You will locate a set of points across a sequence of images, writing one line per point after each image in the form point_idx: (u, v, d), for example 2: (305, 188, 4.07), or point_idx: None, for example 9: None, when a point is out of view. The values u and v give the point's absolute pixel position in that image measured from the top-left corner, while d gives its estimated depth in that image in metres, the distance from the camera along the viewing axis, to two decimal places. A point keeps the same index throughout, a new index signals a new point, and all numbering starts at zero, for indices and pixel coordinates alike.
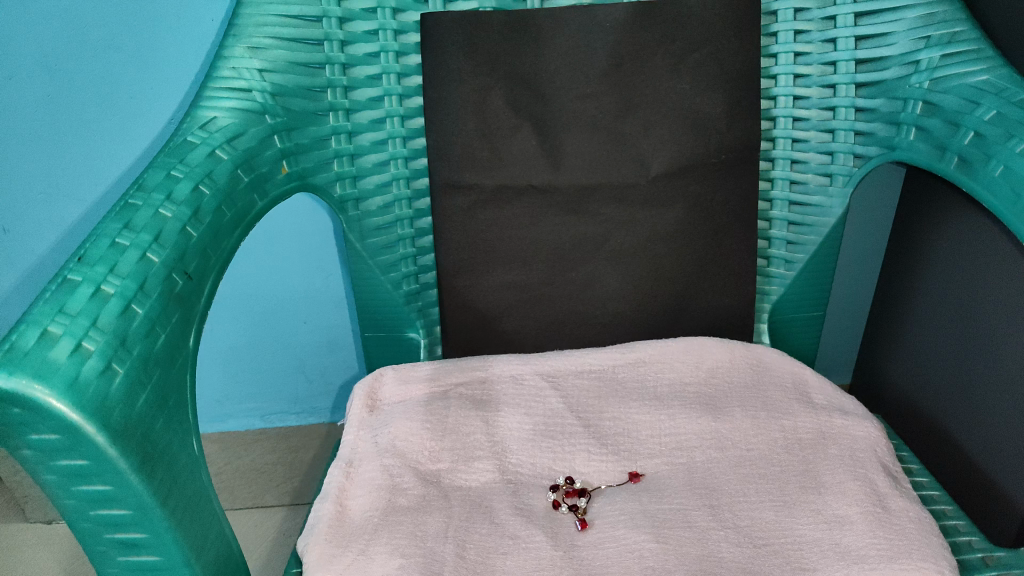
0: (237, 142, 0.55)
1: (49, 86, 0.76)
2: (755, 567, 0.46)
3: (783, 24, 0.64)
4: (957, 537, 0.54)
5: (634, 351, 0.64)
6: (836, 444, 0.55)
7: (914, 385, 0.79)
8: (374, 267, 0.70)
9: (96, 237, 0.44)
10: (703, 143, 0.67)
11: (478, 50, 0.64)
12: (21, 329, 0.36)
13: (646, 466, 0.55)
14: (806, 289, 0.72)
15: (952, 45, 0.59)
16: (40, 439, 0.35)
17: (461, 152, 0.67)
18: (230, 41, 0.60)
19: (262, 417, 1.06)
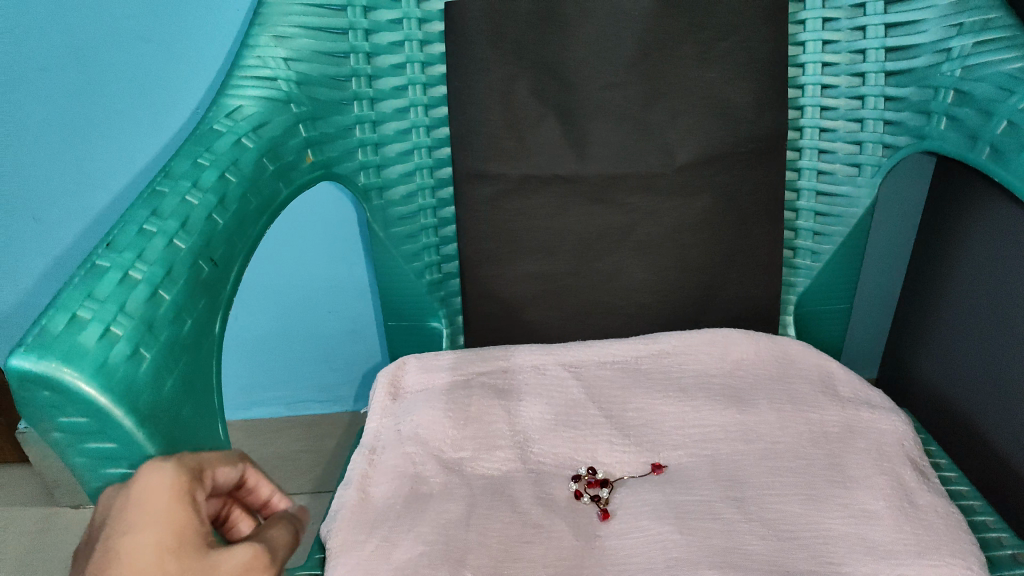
0: (263, 130, 0.55)
1: (78, 76, 0.77)
2: (780, 561, 0.46)
3: (811, 12, 0.63)
4: (986, 533, 0.53)
5: (658, 342, 0.63)
6: (863, 437, 0.54)
7: (945, 379, 0.78)
8: (398, 257, 0.71)
9: (124, 223, 0.44)
10: (732, 132, 0.66)
11: (504, 38, 0.64)
12: (52, 313, 0.37)
13: (670, 457, 0.55)
14: (833, 281, 0.72)
15: (986, 32, 0.58)
16: (70, 422, 0.36)
17: (486, 142, 0.67)
18: (256, 31, 0.60)
19: (287, 405, 1.08)
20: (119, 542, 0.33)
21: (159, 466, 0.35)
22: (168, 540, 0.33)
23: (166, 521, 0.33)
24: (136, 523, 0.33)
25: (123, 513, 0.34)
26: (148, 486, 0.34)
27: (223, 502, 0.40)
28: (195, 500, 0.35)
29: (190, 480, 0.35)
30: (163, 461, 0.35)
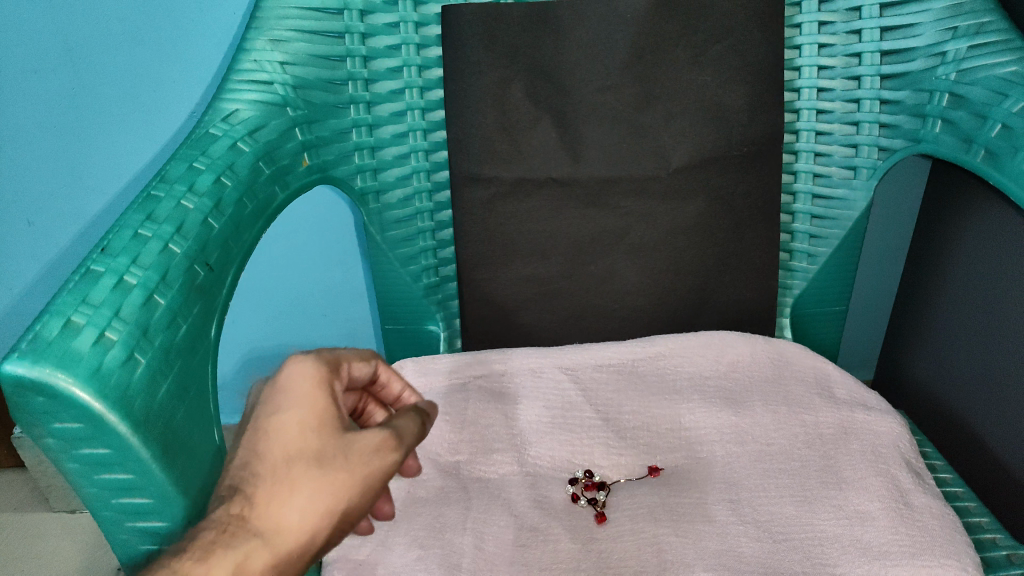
0: (258, 134, 0.55)
1: (72, 79, 0.77)
2: (775, 563, 0.46)
3: (806, 16, 0.64)
4: (980, 534, 0.53)
5: (655, 344, 0.63)
6: (858, 439, 0.54)
7: (940, 380, 0.78)
8: (394, 260, 0.70)
9: (119, 228, 0.44)
10: (726, 135, 0.66)
11: (499, 42, 0.64)
12: (45, 319, 0.37)
13: (666, 459, 0.55)
14: (829, 283, 0.72)
15: (980, 36, 0.58)
16: (63, 427, 0.36)
17: (481, 145, 0.67)
18: (252, 34, 0.59)
19: None
20: (270, 422, 0.40)
21: (301, 360, 0.43)
22: (309, 420, 0.40)
23: (313, 402, 0.41)
24: (284, 404, 0.41)
25: (271, 399, 0.41)
26: (292, 380, 0.42)
27: (359, 397, 0.52)
28: (334, 390, 0.42)
29: (330, 373, 0.43)
30: (304, 355, 0.43)
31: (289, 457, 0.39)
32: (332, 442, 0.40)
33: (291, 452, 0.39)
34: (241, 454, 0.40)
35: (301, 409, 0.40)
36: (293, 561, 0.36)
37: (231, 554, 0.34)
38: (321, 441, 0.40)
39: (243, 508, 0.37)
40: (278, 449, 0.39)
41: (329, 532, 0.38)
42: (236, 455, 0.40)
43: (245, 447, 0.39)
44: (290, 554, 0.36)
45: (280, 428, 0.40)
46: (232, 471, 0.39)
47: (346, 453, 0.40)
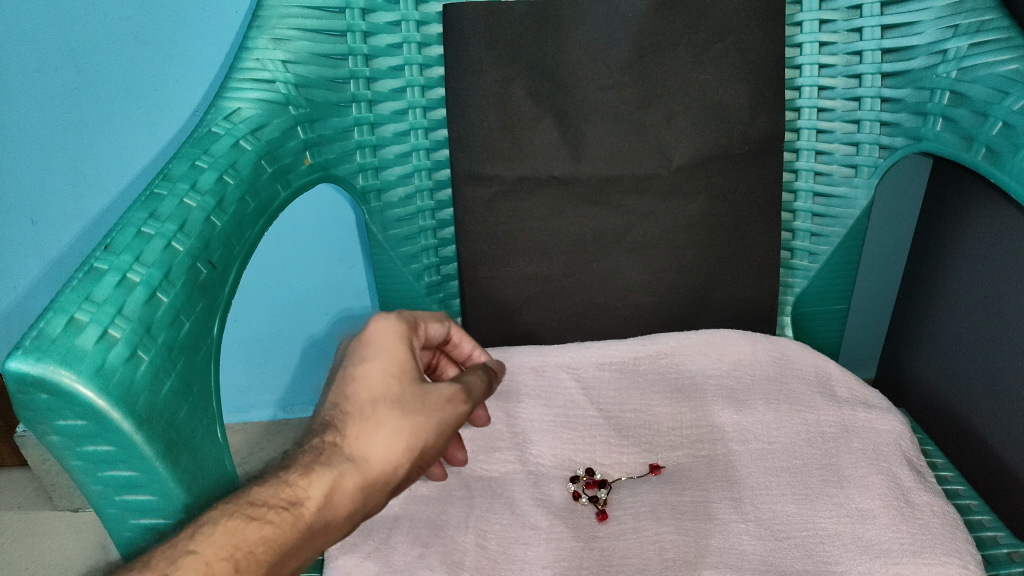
0: (260, 133, 0.55)
1: (75, 78, 0.78)
2: (776, 561, 0.46)
3: (807, 14, 0.63)
4: (982, 532, 0.53)
5: (657, 343, 0.63)
6: (859, 437, 0.54)
7: (942, 379, 0.78)
8: (395, 259, 0.70)
9: (122, 225, 0.44)
10: (727, 133, 0.66)
11: (500, 41, 0.64)
12: (49, 316, 0.37)
13: (668, 458, 0.55)
14: (829, 281, 0.71)
15: (981, 34, 0.58)
16: (67, 424, 0.36)
17: (483, 143, 0.67)
18: (254, 33, 0.59)
19: (284, 408, 1.09)
20: (357, 368, 0.44)
21: (384, 321, 0.47)
22: (391, 369, 0.45)
23: (393, 353, 0.46)
24: (369, 353, 0.45)
25: (358, 352, 0.46)
26: (376, 333, 0.46)
27: (433, 355, 0.59)
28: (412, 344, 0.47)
29: (409, 330, 0.48)
30: (388, 317, 0.48)
31: (374, 398, 0.43)
32: (411, 389, 0.44)
33: (375, 393, 0.43)
34: (331, 394, 0.44)
35: (383, 358, 0.45)
36: (378, 487, 0.41)
37: (325, 475, 0.39)
38: (402, 386, 0.44)
39: (336, 438, 0.41)
40: (366, 391, 0.43)
41: (409, 465, 0.42)
42: (327, 395, 0.44)
43: (336, 388, 0.44)
44: (376, 481, 0.41)
45: (365, 372, 0.44)
46: (322, 407, 0.44)
47: (425, 399, 0.44)
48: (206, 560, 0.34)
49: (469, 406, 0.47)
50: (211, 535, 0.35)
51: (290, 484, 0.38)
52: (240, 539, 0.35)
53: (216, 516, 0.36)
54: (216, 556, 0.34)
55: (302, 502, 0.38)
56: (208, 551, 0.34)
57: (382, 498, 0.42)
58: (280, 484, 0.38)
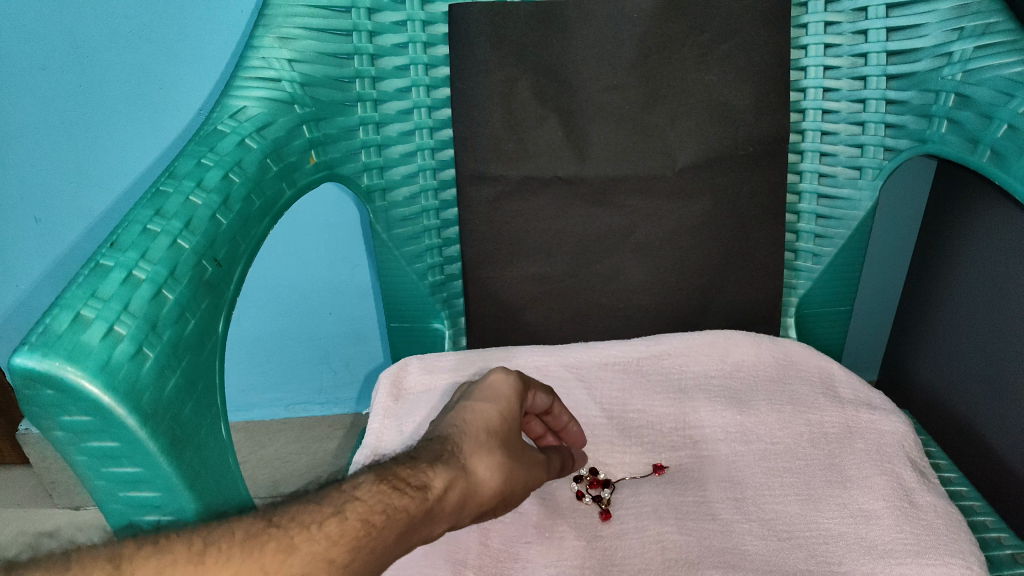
0: (266, 131, 0.55)
1: (80, 76, 0.78)
2: (779, 561, 0.46)
3: (813, 16, 0.63)
4: (985, 533, 0.53)
5: (660, 343, 0.63)
6: (862, 438, 0.54)
7: (945, 382, 0.78)
8: (400, 258, 0.70)
9: (128, 223, 0.44)
10: (731, 135, 0.66)
11: (506, 41, 0.64)
12: (55, 312, 0.37)
13: (670, 458, 0.55)
14: (833, 283, 0.71)
15: (987, 37, 0.58)
16: (72, 420, 0.36)
17: (487, 144, 0.67)
18: (260, 32, 0.60)
19: (286, 406, 1.09)
20: (474, 400, 0.46)
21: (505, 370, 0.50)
22: (506, 411, 0.46)
23: (509, 397, 0.47)
24: (489, 395, 0.47)
25: (480, 388, 0.47)
26: (498, 379, 0.48)
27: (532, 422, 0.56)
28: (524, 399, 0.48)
29: (524, 385, 0.49)
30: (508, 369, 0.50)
31: (489, 429, 0.44)
32: (516, 440, 0.45)
33: (490, 426, 0.44)
34: (445, 418, 0.45)
35: (500, 400, 0.46)
36: (474, 505, 0.41)
37: (448, 471, 0.40)
38: (512, 428, 0.45)
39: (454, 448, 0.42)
40: (483, 420, 0.44)
41: (500, 497, 0.42)
42: (445, 418, 0.45)
43: (455, 414, 0.45)
44: (475, 499, 0.40)
45: (483, 407, 0.45)
46: (438, 424, 0.45)
47: (523, 452, 0.45)
48: (359, 511, 0.36)
49: (547, 475, 0.48)
50: (369, 488, 0.37)
51: (421, 470, 0.39)
52: (383, 503, 0.36)
53: (365, 480, 0.38)
54: (366, 511, 0.36)
55: (430, 488, 0.38)
56: (361, 503, 0.36)
57: (470, 517, 0.41)
58: (412, 467, 0.39)
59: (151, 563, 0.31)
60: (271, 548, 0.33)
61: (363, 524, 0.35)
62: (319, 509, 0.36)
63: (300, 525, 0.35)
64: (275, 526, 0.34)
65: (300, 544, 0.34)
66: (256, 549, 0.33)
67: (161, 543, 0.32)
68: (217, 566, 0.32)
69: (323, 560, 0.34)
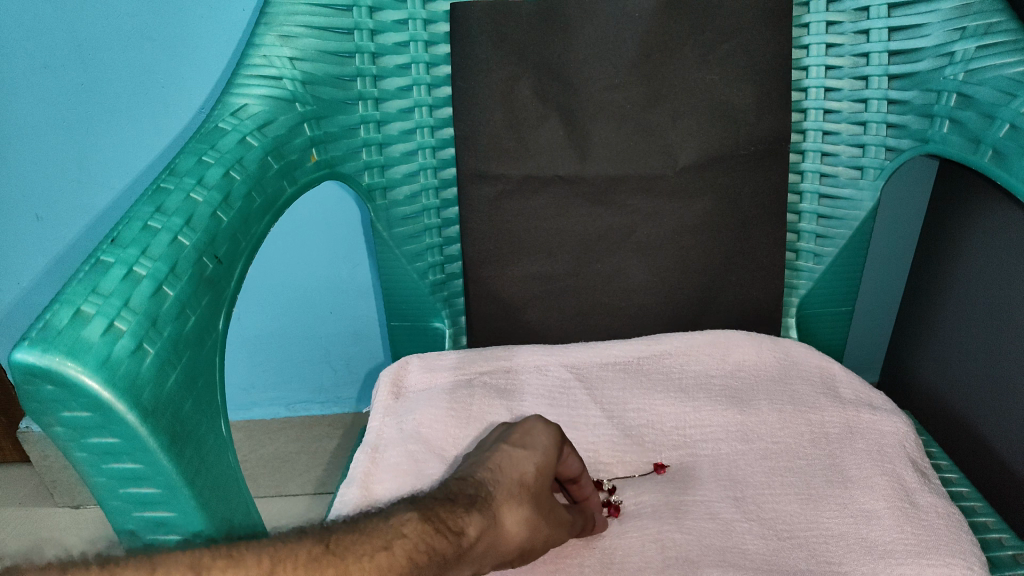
0: (268, 129, 0.55)
1: (82, 75, 0.78)
2: (778, 560, 0.46)
3: (815, 16, 0.63)
4: (986, 534, 0.53)
5: (660, 343, 0.63)
6: (863, 438, 0.54)
7: (947, 384, 0.78)
8: (400, 257, 0.70)
9: (129, 220, 0.44)
10: (732, 135, 0.66)
11: (507, 40, 0.64)
12: (55, 308, 0.37)
13: (670, 457, 0.54)
14: (834, 283, 0.71)
15: (988, 37, 0.57)
16: (72, 416, 0.36)
17: (489, 143, 0.67)
18: (262, 30, 0.60)
19: (287, 406, 1.09)
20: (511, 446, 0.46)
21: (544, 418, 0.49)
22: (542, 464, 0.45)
23: (547, 449, 0.46)
24: (528, 442, 0.46)
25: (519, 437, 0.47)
26: (538, 429, 0.47)
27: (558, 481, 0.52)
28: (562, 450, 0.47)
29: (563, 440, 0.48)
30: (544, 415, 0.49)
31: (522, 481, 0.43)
32: (546, 493, 0.45)
33: (524, 480, 0.44)
34: (480, 460, 0.45)
35: (539, 450, 0.46)
36: (495, 557, 0.41)
37: (482, 519, 0.40)
38: (545, 483, 0.45)
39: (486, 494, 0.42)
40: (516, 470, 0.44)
41: (519, 551, 0.42)
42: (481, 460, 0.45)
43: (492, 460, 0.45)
44: (496, 552, 0.41)
45: (521, 456, 0.45)
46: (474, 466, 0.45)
47: (550, 509, 0.44)
48: (406, 547, 0.36)
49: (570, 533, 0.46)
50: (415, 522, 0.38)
51: (459, 513, 0.40)
52: (425, 543, 0.37)
53: (412, 517, 0.38)
54: (411, 548, 0.36)
55: (464, 534, 0.39)
56: (408, 541, 0.37)
57: (490, 567, 0.41)
58: (451, 509, 0.40)
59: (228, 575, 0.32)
60: (329, 574, 0.33)
61: (408, 562, 0.36)
62: (370, 540, 0.36)
63: (354, 555, 0.35)
64: (334, 553, 0.35)
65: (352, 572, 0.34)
66: (317, 573, 0.33)
67: (235, 556, 0.33)
68: None
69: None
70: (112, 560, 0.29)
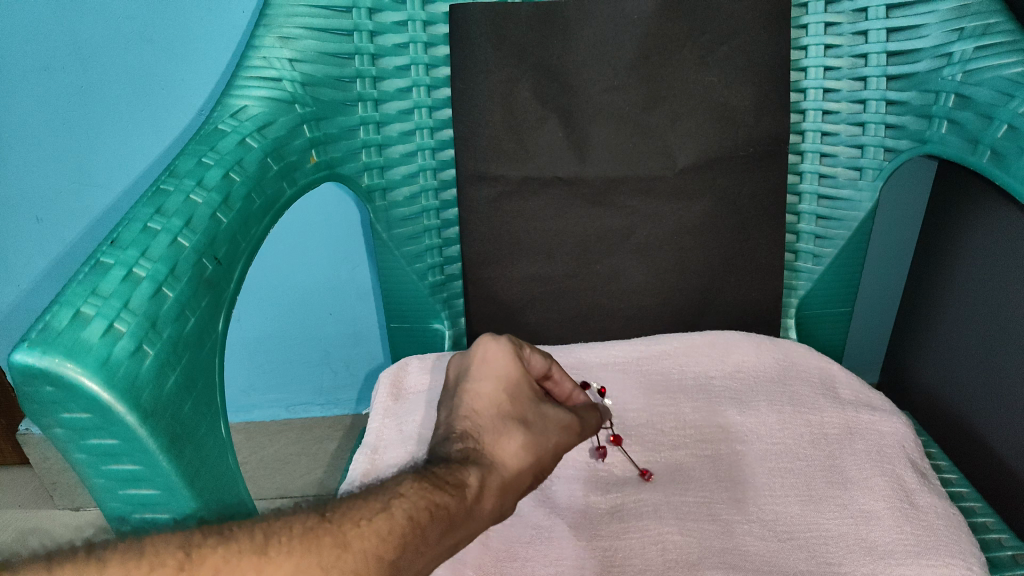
0: (268, 130, 0.56)
1: (82, 77, 0.78)
2: (778, 561, 0.46)
3: (813, 17, 0.64)
4: (986, 535, 0.53)
5: (661, 343, 0.63)
6: (863, 439, 0.54)
7: (946, 384, 0.78)
8: (400, 258, 0.71)
9: (128, 221, 0.44)
10: (731, 136, 0.66)
11: (506, 41, 0.64)
12: (55, 309, 0.37)
13: (670, 458, 0.54)
14: (834, 284, 0.72)
15: (987, 37, 0.58)
16: (72, 417, 0.36)
17: (488, 144, 0.67)
18: (262, 31, 0.60)
19: (287, 408, 1.10)
20: (472, 385, 0.46)
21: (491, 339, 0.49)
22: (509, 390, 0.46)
23: (507, 370, 0.47)
24: (486, 370, 0.47)
25: (477, 371, 0.47)
26: (492, 353, 0.48)
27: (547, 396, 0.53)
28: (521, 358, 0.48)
29: (518, 348, 0.49)
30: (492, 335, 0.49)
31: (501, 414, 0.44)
32: (530, 407, 0.46)
33: (500, 408, 0.45)
34: (453, 411, 0.46)
35: (500, 376, 0.47)
36: (511, 490, 0.41)
37: (479, 468, 0.40)
38: (524, 403, 0.46)
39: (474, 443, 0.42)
40: (489, 407, 0.45)
41: (531, 471, 0.43)
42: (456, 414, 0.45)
43: (465, 406, 0.45)
44: (511, 486, 0.41)
45: (487, 390, 0.46)
46: (448, 418, 0.45)
47: (541, 420, 0.45)
48: (405, 508, 0.36)
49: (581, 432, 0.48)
50: (410, 484, 0.37)
51: (455, 469, 0.40)
52: (425, 501, 0.36)
53: (405, 478, 0.38)
54: (411, 509, 0.36)
55: (466, 485, 0.39)
56: (405, 500, 0.36)
57: (513, 501, 0.42)
58: (447, 468, 0.39)
59: (219, 553, 0.31)
60: (327, 543, 0.33)
61: (409, 520, 0.35)
62: (367, 506, 0.36)
63: (350, 522, 0.34)
64: (329, 521, 0.34)
65: (352, 540, 0.33)
66: (313, 543, 0.33)
67: (225, 534, 0.32)
68: (279, 557, 0.32)
69: (374, 558, 0.33)
70: (109, 561, 0.29)
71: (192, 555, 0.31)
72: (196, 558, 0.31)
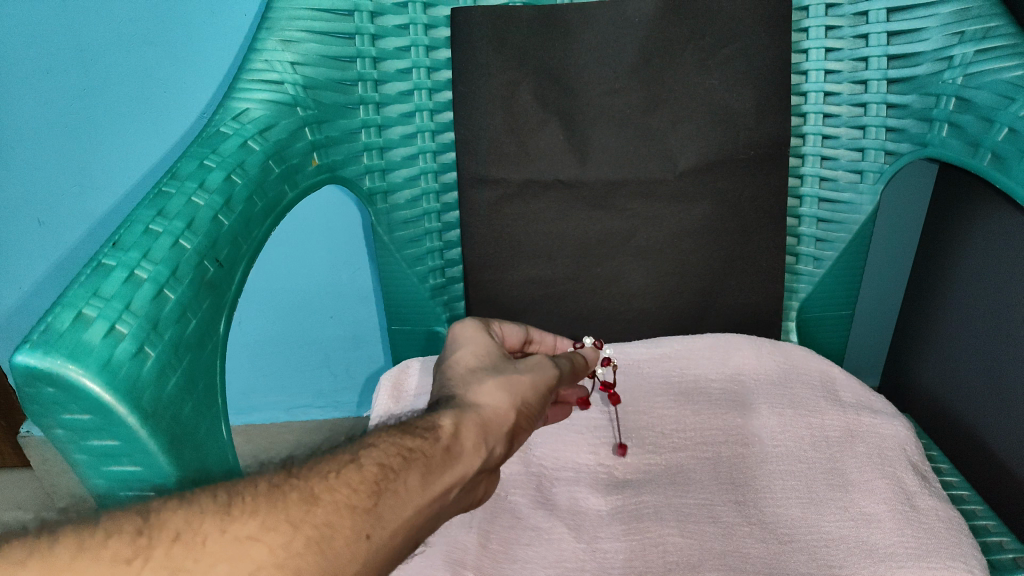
0: (269, 133, 0.56)
1: (84, 80, 0.78)
2: (779, 564, 0.46)
3: (814, 20, 0.64)
4: (987, 537, 0.53)
5: (662, 346, 0.64)
6: (863, 441, 0.54)
7: (947, 386, 0.78)
8: (401, 261, 0.71)
9: (131, 223, 0.44)
10: (731, 139, 0.66)
11: (507, 44, 0.65)
12: (57, 310, 0.37)
13: (670, 460, 0.54)
14: (834, 287, 0.72)
15: (987, 41, 0.57)
16: (72, 418, 0.36)
17: (489, 146, 0.67)
18: (263, 34, 0.60)
19: (287, 410, 1.10)
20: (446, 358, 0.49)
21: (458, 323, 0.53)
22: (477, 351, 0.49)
23: (473, 339, 0.50)
24: (455, 342, 0.50)
25: (447, 349, 0.50)
26: (460, 330, 0.52)
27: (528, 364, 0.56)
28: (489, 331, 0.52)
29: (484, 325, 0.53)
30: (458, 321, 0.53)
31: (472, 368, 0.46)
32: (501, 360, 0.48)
33: (469, 366, 0.47)
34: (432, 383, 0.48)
35: (467, 343, 0.50)
36: (495, 428, 0.42)
37: (455, 414, 0.41)
38: (494, 358, 0.48)
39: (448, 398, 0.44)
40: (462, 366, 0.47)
41: (518, 412, 0.44)
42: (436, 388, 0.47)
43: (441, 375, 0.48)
44: (492, 425, 0.42)
45: (459, 356, 0.49)
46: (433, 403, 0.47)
47: (514, 366, 0.47)
48: (375, 458, 0.37)
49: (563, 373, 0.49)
50: (380, 438, 0.39)
51: (429, 419, 0.41)
52: (395, 448, 0.38)
53: (382, 432, 0.40)
54: (380, 456, 0.37)
55: (440, 428, 0.40)
56: (376, 451, 0.38)
57: (502, 442, 0.42)
58: (421, 419, 0.41)
59: (180, 514, 0.32)
60: (295, 497, 0.34)
61: (379, 466, 0.36)
62: (337, 459, 0.37)
63: (318, 476, 0.36)
64: (294, 476, 0.36)
65: (322, 494, 0.35)
66: (279, 500, 0.34)
67: (186, 497, 0.33)
68: (244, 516, 0.33)
69: (346, 506, 0.34)
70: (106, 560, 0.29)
71: (151, 519, 0.32)
72: (157, 523, 0.32)
